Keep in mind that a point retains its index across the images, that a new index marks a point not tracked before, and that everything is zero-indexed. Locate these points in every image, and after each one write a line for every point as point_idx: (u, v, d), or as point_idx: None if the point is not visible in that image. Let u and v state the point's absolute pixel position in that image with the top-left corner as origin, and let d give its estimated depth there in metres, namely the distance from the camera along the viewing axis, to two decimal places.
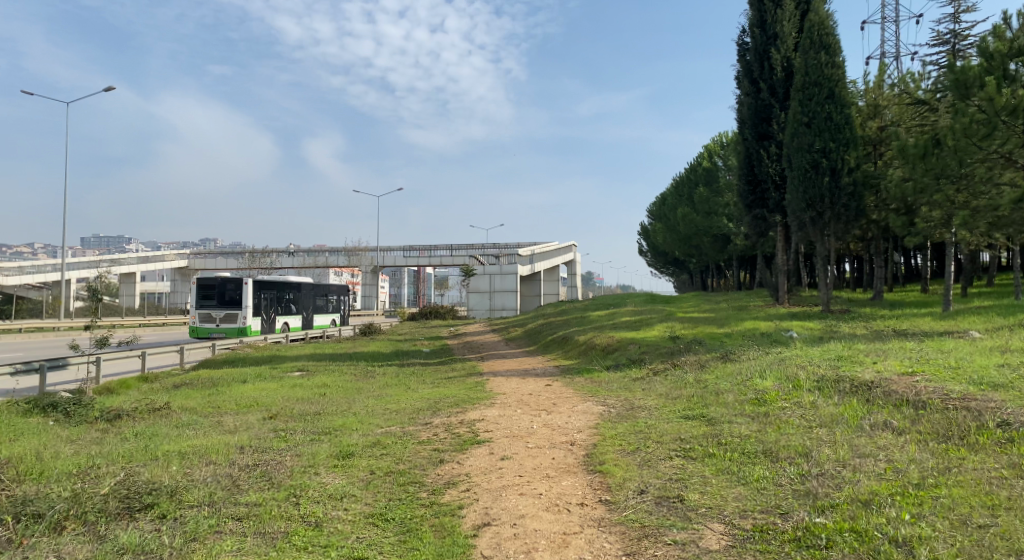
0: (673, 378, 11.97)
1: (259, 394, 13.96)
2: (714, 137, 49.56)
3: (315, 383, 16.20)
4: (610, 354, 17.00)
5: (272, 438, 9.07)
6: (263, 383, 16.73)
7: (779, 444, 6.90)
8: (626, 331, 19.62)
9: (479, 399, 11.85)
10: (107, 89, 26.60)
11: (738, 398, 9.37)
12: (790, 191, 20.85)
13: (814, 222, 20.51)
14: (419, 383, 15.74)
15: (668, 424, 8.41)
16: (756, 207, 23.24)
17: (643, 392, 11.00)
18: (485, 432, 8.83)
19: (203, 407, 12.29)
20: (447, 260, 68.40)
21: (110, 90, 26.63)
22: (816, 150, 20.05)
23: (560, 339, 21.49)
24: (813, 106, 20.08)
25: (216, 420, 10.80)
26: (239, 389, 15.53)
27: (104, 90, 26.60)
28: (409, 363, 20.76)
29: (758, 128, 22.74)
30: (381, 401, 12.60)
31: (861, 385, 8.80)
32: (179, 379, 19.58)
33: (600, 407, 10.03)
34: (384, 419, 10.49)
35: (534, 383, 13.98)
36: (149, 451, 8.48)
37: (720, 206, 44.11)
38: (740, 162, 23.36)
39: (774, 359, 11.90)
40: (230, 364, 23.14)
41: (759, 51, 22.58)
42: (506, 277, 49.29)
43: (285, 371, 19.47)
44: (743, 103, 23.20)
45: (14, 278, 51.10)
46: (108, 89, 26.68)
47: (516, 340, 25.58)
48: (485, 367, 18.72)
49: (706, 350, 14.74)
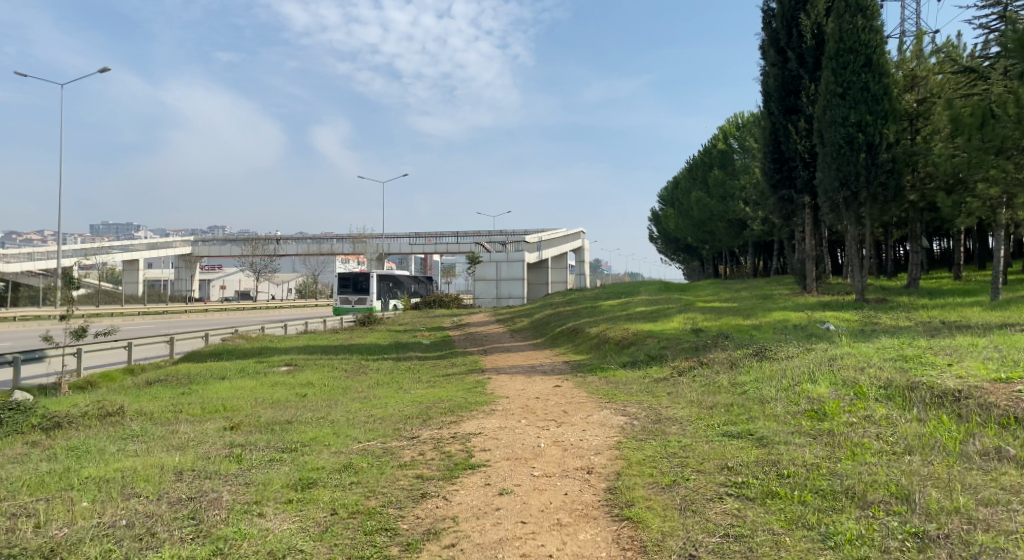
0: (704, 381, 10.33)
1: (234, 396, 12.39)
2: (729, 118, 47.63)
3: (300, 381, 14.62)
4: (626, 349, 15.41)
5: (223, 458, 7.48)
6: (243, 380, 15.17)
7: (864, 482, 5.25)
8: (642, 323, 17.94)
9: (478, 405, 10.27)
10: (102, 68, 30.56)
11: (790, 410, 7.71)
12: (822, 168, 19.05)
13: (848, 203, 18.72)
14: (413, 381, 14.15)
15: (708, 446, 6.76)
16: (782, 187, 21.46)
17: (670, 399, 9.36)
18: (482, 452, 7.22)
19: (163, 413, 10.69)
20: (454, 247, 66.76)
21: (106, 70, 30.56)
22: (851, 124, 18.20)
23: (570, 331, 19.84)
24: (848, 75, 18.23)
25: (169, 430, 9.20)
26: (214, 388, 13.97)
27: (99, 71, 30.63)
28: (407, 356, 19.22)
29: (784, 102, 20.87)
30: (367, 405, 11.00)
31: (946, 395, 7.12)
32: (156, 375, 18.01)
33: (621, 419, 8.38)
34: (365, 430, 8.91)
35: (543, 382, 12.38)
36: (68, 474, 6.88)
37: (736, 190, 42.36)
38: (766, 139, 21.53)
39: (822, 357, 10.25)
40: (215, 357, 21.62)
41: (786, 17, 20.60)
42: (513, 265, 47.57)
43: (271, 366, 17.91)
44: (769, 73, 21.33)
45: (13, 264, 49.82)
46: (102, 69, 30.64)
47: (523, 332, 23.94)
48: (488, 362, 17.17)
49: (736, 346, 13.10)
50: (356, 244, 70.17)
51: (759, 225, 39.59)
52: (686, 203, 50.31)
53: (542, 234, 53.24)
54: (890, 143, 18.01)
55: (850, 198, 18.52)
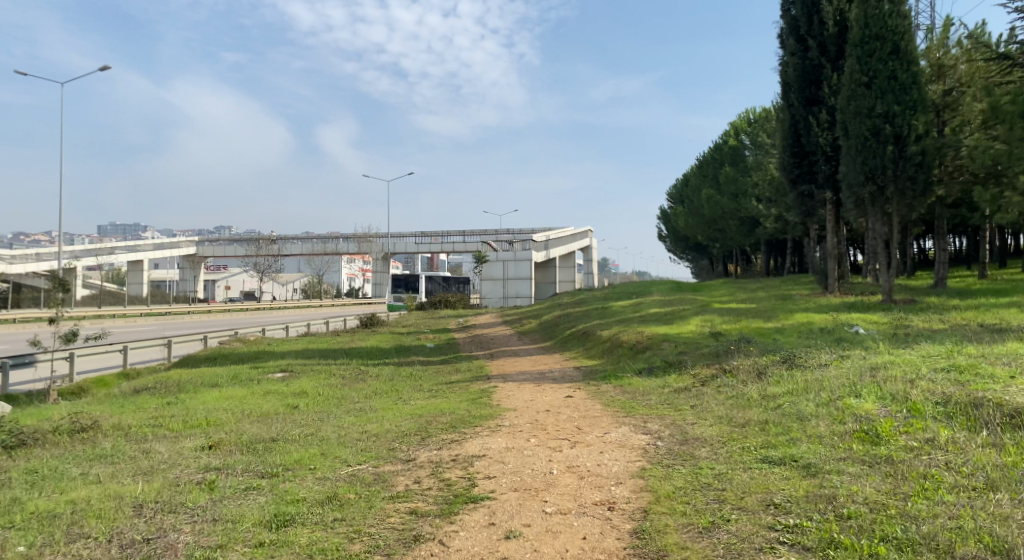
0: (731, 393, 9.42)
1: (220, 407, 11.55)
2: (740, 114, 46.64)
3: (294, 390, 13.75)
4: (641, 354, 14.53)
5: (194, 484, 6.62)
6: (234, 389, 14.31)
7: (948, 529, 4.34)
8: (657, 325, 17.01)
9: (483, 419, 9.42)
10: (103, 68, 26.45)
11: (836, 429, 6.80)
12: (847, 162, 18.09)
13: (874, 198, 17.78)
14: (414, 390, 13.28)
15: (748, 475, 5.84)
16: (802, 182, 20.51)
17: (695, 414, 8.48)
18: (486, 481, 6.32)
19: (140, 428, 9.83)
20: (460, 246, 65.76)
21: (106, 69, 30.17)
22: (877, 114, 17.25)
23: (580, 334, 18.94)
24: (874, 64, 17.29)
25: (142, 449, 8.34)
26: (201, 399, 13.10)
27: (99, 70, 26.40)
28: (409, 361, 18.34)
29: (805, 92, 19.91)
30: (361, 419, 10.12)
31: (1021, 415, 6.19)
32: (147, 382, 17.16)
33: (642, 439, 7.49)
34: (358, 450, 8.04)
35: (553, 392, 11.50)
36: (11, 507, 6.00)
37: (748, 186, 41.39)
38: (784, 132, 20.57)
39: (861, 365, 9.36)
40: (211, 362, 20.82)
41: (807, 4, 19.64)
42: (521, 264, 46.51)
43: (267, 372, 17.07)
44: (788, 63, 20.38)
45: (15, 265, 49.08)
46: (105, 69, 26.49)
47: (530, 334, 23.04)
48: (493, 367, 16.31)
49: (760, 352, 12.17)
50: (361, 244, 69.57)
51: (772, 222, 38.68)
52: (696, 201, 49.34)
53: (549, 234, 52.36)
54: (920, 135, 17.04)
55: (876, 193, 17.57)
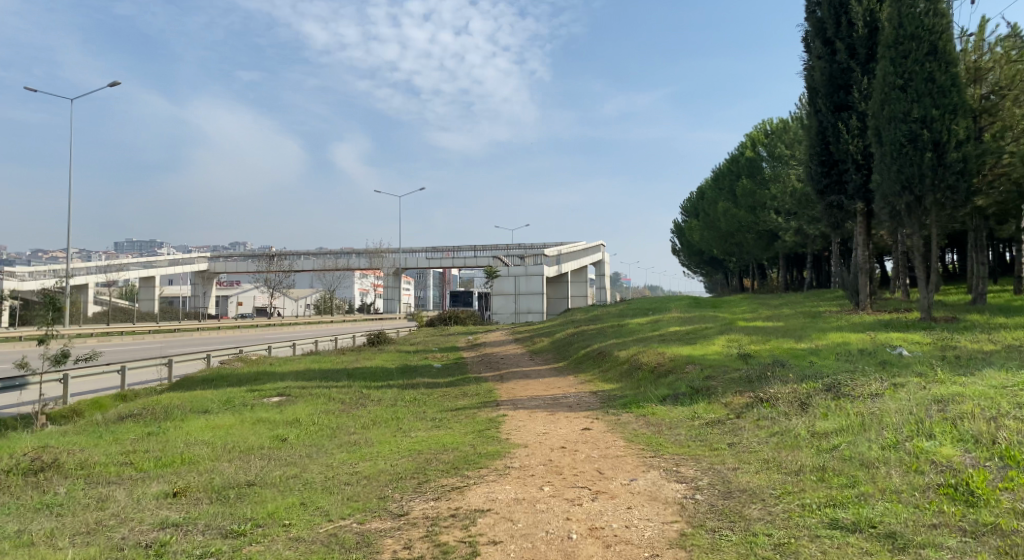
0: (773, 429, 8.25)
1: (201, 440, 10.49)
2: (756, 125, 45.48)
3: (286, 418, 12.66)
4: (663, 378, 13.38)
5: (142, 549, 5.56)
6: (224, 416, 13.25)
7: None
8: (680, 345, 15.81)
9: (491, 457, 8.30)
10: (114, 85, 28.20)
11: (914, 482, 5.62)
12: (881, 170, 16.84)
13: (911, 208, 16.47)
14: (415, 418, 12.18)
15: (817, 548, 4.69)
16: (830, 193, 19.24)
17: (736, 456, 7.34)
18: (492, 548, 5.22)
19: (106, 467, 8.78)
20: (471, 260, 64.62)
21: (114, 85, 29.71)
22: (913, 119, 16.01)
23: (595, 354, 17.81)
24: (910, 67, 16.08)
25: (98, 496, 7.26)
26: (185, 428, 12.03)
27: (109, 86, 28.40)
28: (415, 384, 17.22)
29: (833, 97, 18.69)
30: (354, 456, 9.03)
31: None
32: (136, 407, 16.13)
33: (677, 490, 6.36)
34: (346, 498, 6.96)
35: (569, 423, 10.35)
36: None
37: (767, 199, 40.11)
38: (811, 139, 19.34)
39: (923, 396, 8.19)
40: (207, 384, 19.81)
41: (834, 5, 18.53)
42: (532, 279, 45.50)
43: (262, 396, 16.05)
44: (814, 67, 19.20)
45: (25, 282, 48.61)
46: (114, 85, 28.25)
47: (543, 353, 21.87)
48: (503, 390, 15.18)
49: (797, 379, 10.98)
50: (373, 259, 68.68)
51: (791, 235, 37.48)
52: (711, 214, 48.06)
53: (561, 248, 51.36)
54: (960, 141, 15.74)
55: (913, 203, 16.26)
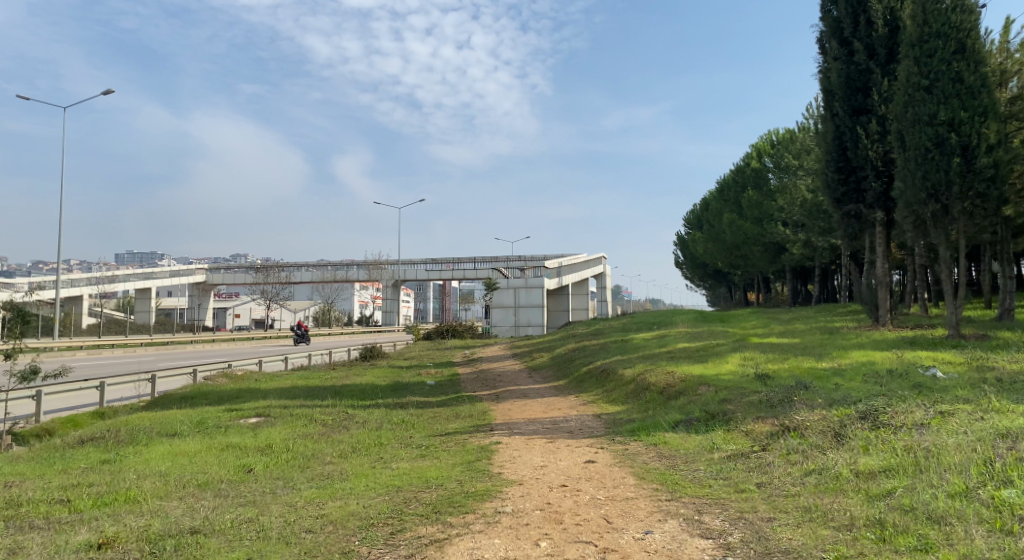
0: (808, 466, 7.10)
1: (157, 471, 9.37)
2: (762, 136, 44.52)
3: (259, 444, 11.52)
4: (674, 401, 12.22)
5: None
6: (191, 441, 12.11)
7: None
8: (690, 364, 14.65)
9: (479, 499, 7.14)
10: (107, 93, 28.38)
11: (1006, 547, 4.47)
12: (905, 177, 15.73)
13: (936, 218, 15.34)
14: (400, 445, 11.03)
15: None
16: (847, 202, 18.08)
17: (770, 503, 6.17)
18: None
19: (36, 506, 7.61)
20: (471, 272, 63.39)
21: (107, 94, 29.07)
22: (940, 122, 14.92)
23: (598, 372, 16.64)
24: (936, 66, 15.06)
25: (10, 546, 6.12)
26: (146, 454, 10.90)
27: (104, 94, 28.85)
28: (405, 404, 16.06)
29: (850, 100, 17.60)
30: (323, 494, 7.88)
31: None
32: (104, 428, 14.94)
33: (702, 549, 5.21)
34: (303, 552, 5.81)
35: (571, 454, 9.19)
36: None
37: (773, 211, 39.08)
38: (827, 145, 18.22)
39: (982, 429, 7.05)
40: (186, 402, 18.68)
41: (851, 3, 17.54)
42: (532, 291, 44.43)
43: (240, 418, 14.92)
44: (830, 69, 18.15)
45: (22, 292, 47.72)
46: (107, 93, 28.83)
47: (542, 370, 20.64)
48: (499, 412, 14.01)
49: (825, 405, 9.83)
50: (372, 271, 67.71)
51: (798, 248, 36.47)
52: (715, 226, 47.00)
53: (562, 261, 50.35)
54: (991, 145, 14.67)
55: (940, 212, 15.15)
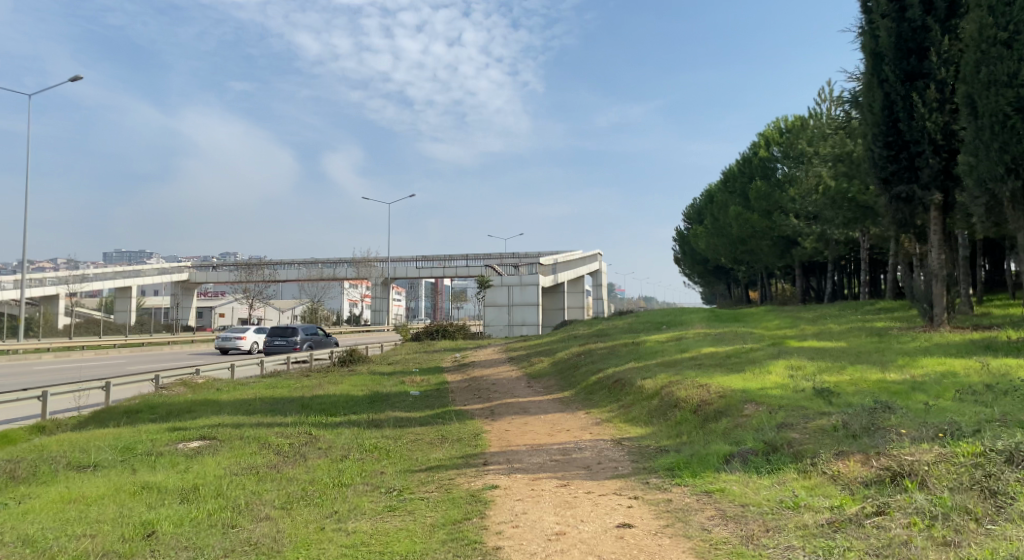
0: None
1: (20, 536, 6.73)
2: (770, 124, 42.01)
3: (184, 484, 8.90)
4: (715, 424, 9.68)
5: None
6: (100, 478, 9.47)
7: None
8: (725, 374, 12.10)
9: None
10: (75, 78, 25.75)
11: None
12: (977, 150, 13.22)
13: (1015, 197, 12.88)
14: (365, 487, 8.43)
15: None
16: (899, 182, 15.54)
17: None
18: None
19: None
20: (464, 270, 60.51)
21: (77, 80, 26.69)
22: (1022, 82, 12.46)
23: (610, 383, 14.05)
24: (1016, 15, 12.61)
25: None
26: (29, 502, 8.23)
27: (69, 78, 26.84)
28: (381, 421, 13.41)
29: (903, 63, 15.09)
30: None
31: None
32: (12, 456, 12.13)
33: None
34: None
35: (597, 509, 6.64)
36: None
37: (784, 202, 36.58)
38: (873, 118, 15.67)
39: None
40: (128, 417, 15.91)
41: None
42: (527, 289, 41.80)
43: (179, 442, 12.25)
44: (876, 27, 15.60)
45: None
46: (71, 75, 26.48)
47: (544, 378, 18.02)
48: (494, 435, 11.38)
49: (932, 438, 7.33)
50: (359, 269, 65.15)
51: (813, 241, 33.97)
52: (719, 220, 44.48)
53: (559, 257, 47.73)
54: None
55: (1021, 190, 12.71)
